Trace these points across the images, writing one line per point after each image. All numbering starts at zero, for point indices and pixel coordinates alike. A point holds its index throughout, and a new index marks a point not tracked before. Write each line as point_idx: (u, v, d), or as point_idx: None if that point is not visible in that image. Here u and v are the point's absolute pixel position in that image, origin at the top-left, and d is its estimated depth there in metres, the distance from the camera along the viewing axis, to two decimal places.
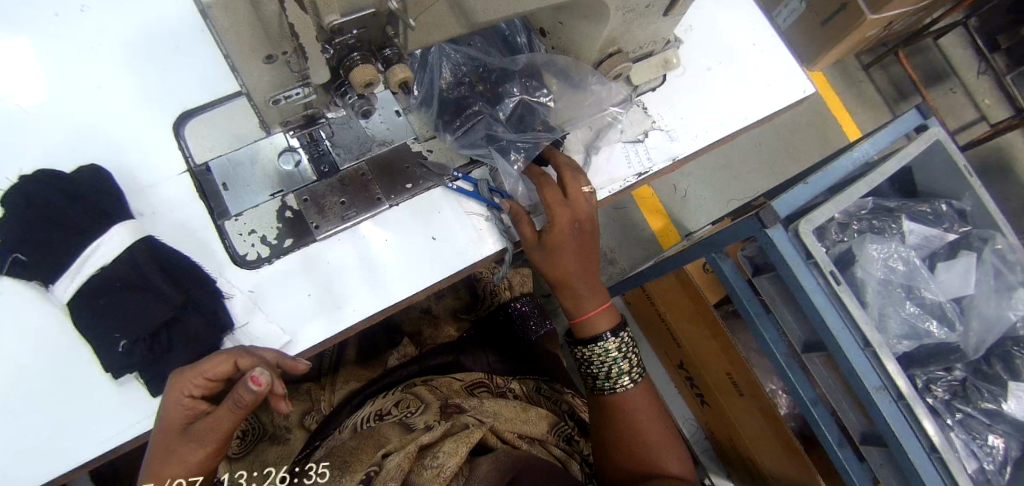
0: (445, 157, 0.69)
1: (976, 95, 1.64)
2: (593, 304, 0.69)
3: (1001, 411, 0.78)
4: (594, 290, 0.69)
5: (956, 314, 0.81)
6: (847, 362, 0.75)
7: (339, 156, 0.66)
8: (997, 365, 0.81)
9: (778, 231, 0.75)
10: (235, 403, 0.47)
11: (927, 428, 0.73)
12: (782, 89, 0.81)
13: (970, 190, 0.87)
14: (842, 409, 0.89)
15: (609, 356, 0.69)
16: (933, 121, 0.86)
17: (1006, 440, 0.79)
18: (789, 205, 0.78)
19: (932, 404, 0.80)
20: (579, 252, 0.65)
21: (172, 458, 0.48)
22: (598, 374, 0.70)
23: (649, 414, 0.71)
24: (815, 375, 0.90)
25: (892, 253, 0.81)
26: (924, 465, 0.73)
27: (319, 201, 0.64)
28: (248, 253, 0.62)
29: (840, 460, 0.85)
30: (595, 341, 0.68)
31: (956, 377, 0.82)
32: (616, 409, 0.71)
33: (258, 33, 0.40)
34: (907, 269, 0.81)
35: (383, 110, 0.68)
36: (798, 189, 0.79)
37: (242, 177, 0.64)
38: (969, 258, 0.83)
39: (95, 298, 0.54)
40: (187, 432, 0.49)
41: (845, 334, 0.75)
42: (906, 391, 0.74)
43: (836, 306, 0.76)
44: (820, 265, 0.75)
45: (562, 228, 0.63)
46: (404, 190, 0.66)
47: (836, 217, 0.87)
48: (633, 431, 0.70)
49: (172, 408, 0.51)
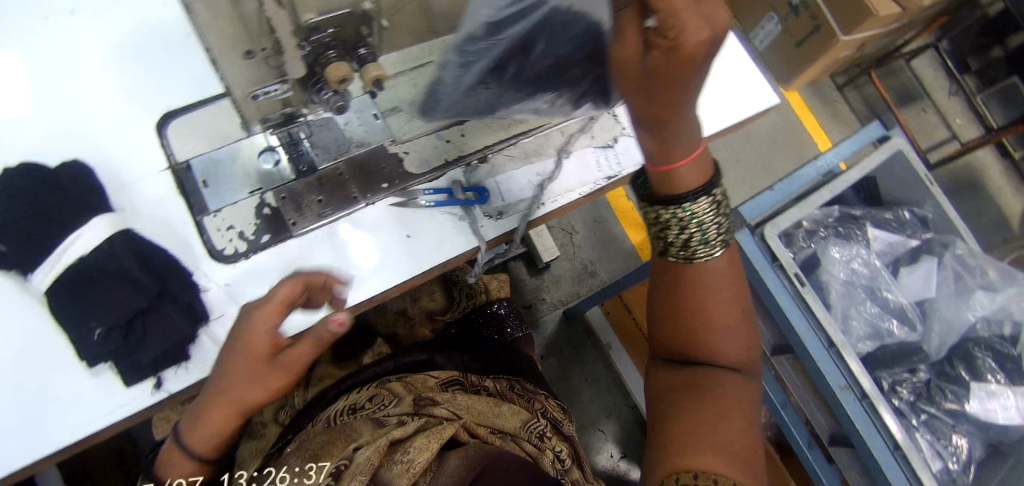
0: (422, 159, 0.70)
1: (948, 114, 1.70)
2: (684, 145, 0.51)
3: (965, 411, 0.80)
4: (687, 129, 0.50)
5: (916, 315, 0.84)
6: (813, 365, 0.77)
7: (317, 156, 0.66)
8: (960, 368, 0.83)
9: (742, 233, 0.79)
10: (318, 340, 0.51)
11: (892, 428, 0.75)
12: (748, 99, 0.85)
13: (931, 198, 0.91)
14: (810, 411, 0.90)
15: (693, 220, 0.53)
16: (895, 131, 0.90)
17: (970, 440, 0.81)
18: (754, 212, 0.82)
19: (898, 406, 0.82)
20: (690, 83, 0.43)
21: (258, 384, 0.51)
22: (670, 242, 0.56)
23: (727, 289, 0.58)
24: (784, 378, 0.92)
25: (854, 256, 0.84)
26: (888, 463, 0.75)
27: (297, 199, 0.65)
28: (225, 248, 0.63)
29: (809, 460, 0.84)
30: (678, 202, 0.53)
31: (921, 379, 0.84)
32: (682, 278, 0.57)
33: (239, 30, 0.44)
34: (870, 272, 0.84)
35: (361, 113, 0.68)
36: (763, 196, 0.83)
37: (222, 174, 0.65)
38: (930, 264, 0.87)
39: (70, 286, 0.56)
40: (274, 362, 0.51)
41: (810, 335, 0.77)
42: (870, 390, 0.75)
43: (801, 308, 0.78)
44: (785, 267, 0.78)
45: (690, 55, 0.38)
46: (382, 190, 0.67)
47: (802, 224, 0.89)
48: (703, 306, 0.57)
49: (256, 340, 0.50)
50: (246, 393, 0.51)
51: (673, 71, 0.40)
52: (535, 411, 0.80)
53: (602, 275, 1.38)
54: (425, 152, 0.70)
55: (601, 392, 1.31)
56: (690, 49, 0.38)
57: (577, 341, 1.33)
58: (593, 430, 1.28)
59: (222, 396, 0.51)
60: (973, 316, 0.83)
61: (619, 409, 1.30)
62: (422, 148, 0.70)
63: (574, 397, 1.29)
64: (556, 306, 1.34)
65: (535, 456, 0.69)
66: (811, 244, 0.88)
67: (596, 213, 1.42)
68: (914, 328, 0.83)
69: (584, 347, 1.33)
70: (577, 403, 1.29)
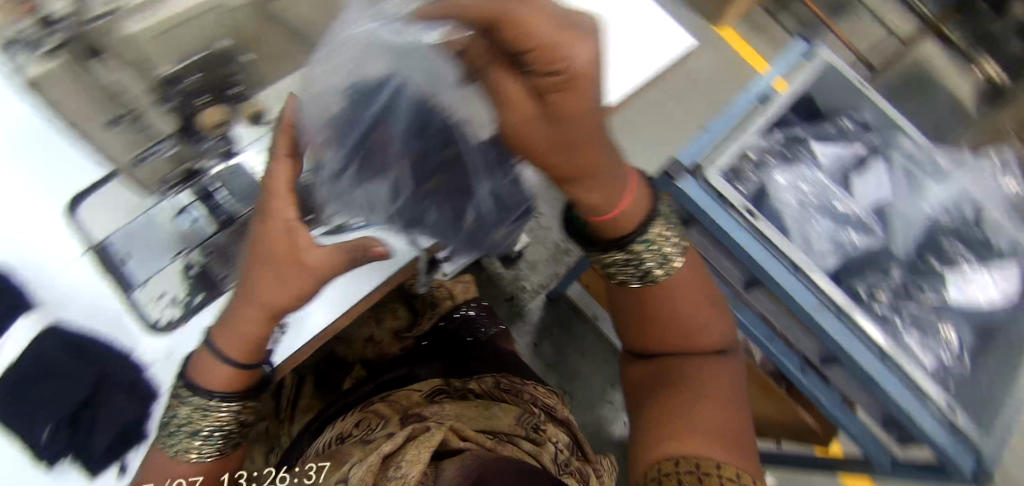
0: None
1: (881, 15, 1.69)
2: (611, 178, 0.50)
3: (944, 302, 0.80)
4: (612, 164, 0.49)
5: (872, 221, 0.85)
6: (785, 292, 0.76)
7: (234, 204, 0.65)
8: (930, 261, 0.83)
9: (676, 181, 0.77)
10: (344, 251, 0.53)
11: (876, 335, 0.74)
12: (659, 46, 0.84)
13: (867, 102, 0.89)
14: (796, 335, 0.88)
15: (644, 255, 0.57)
16: (820, 45, 0.87)
17: (958, 329, 0.79)
18: (695, 156, 0.80)
19: (880, 313, 0.78)
20: (595, 117, 0.41)
21: (279, 287, 0.52)
22: (627, 274, 0.60)
23: (696, 293, 0.63)
24: (764, 309, 0.90)
25: (799, 177, 0.86)
26: (883, 374, 0.72)
27: (224, 251, 0.64)
28: (159, 318, 0.60)
29: (804, 384, 0.86)
30: (626, 241, 0.56)
31: (897, 281, 0.82)
32: (648, 299, 0.62)
33: (94, 102, 0.42)
34: (817, 189, 0.86)
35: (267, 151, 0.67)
36: (699, 139, 0.81)
37: (143, 245, 0.62)
38: (876, 167, 0.88)
39: (13, 393, 0.56)
40: (294, 262, 0.51)
41: (771, 263, 0.76)
42: (843, 303, 0.74)
43: (755, 237, 0.77)
44: (732, 203, 0.77)
45: (586, 85, 0.36)
46: (310, 223, 0.61)
47: (750, 156, 0.84)
48: (673, 316, 0.62)
49: (273, 226, 0.51)
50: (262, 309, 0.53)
51: (575, 104, 0.38)
52: (528, 405, 0.77)
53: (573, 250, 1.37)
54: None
55: (598, 363, 1.31)
56: (584, 79, 0.35)
57: (565, 319, 1.33)
58: (601, 403, 1.29)
59: (244, 305, 0.53)
60: (922, 205, 0.85)
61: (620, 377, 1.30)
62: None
63: (574, 376, 1.29)
64: (535, 292, 1.33)
65: (533, 452, 0.67)
66: (755, 173, 0.85)
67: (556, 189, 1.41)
68: (873, 228, 0.85)
69: (575, 323, 1.33)
70: (579, 381, 1.30)
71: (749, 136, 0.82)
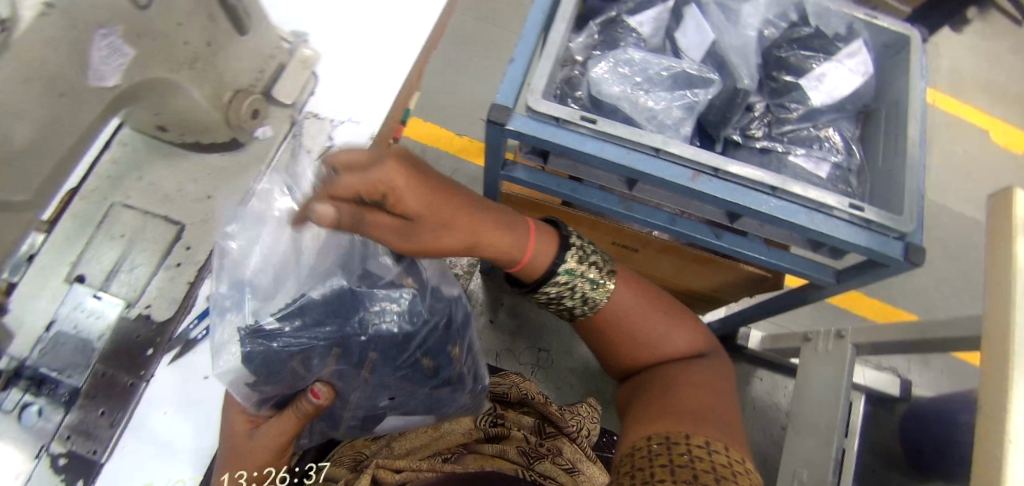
0: (200, 241, 0.58)
1: None
2: (523, 242, 0.62)
3: (903, 139, 0.74)
4: (513, 229, 0.61)
5: (809, 85, 0.76)
6: (759, 213, 0.71)
7: (127, 298, 0.56)
8: (879, 111, 0.80)
9: (543, 101, 0.70)
10: (294, 412, 0.54)
11: (853, 240, 0.69)
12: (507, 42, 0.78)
13: None
14: (785, 259, 0.83)
15: (570, 285, 0.64)
16: None
17: (920, 152, 0.72)
18: (547, 117, 0.71)
19: (870, 240, 0.70)
20: (459, 213, 0.55)
21: (236, 456, 0.52)
22: (571, 303, 0.65)
23: (651, 307, 0.68)
24: (743, 245, 0.84)
25: (728, 108, 0.78)
26: (850, 240, 0.70)
27: (129, 355, 0.54)
28: (64, 448, 0.51)
29: (803, 273, 0.83)
30: (548, 278, 0.63)
31: (828, 141, 0.79)
32: (599, 319, 0.67)
33: None
34: (759, 117, 0.80)
35: (153, 228, 0.59)
36: (600, 89, 0.72)
37: (62, 356, 0.53)
38: (802, 55, 0.79)
39: None
40: (251, 433, 0.53)
41: (730, 194, 0.70)
42: (824, 227, 0.70)
43: (689, 172, 0.71)
44: (660, 145, 0.70)
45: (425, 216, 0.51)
46: (151, 358, 0.54)
47: (658, 88, 0.74)
48: (632, 328, 0.67)
49: (232, 417, 0.54)
50: (263, 441, 0.53)
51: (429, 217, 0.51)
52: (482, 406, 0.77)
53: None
54: (193, 209, 0.60)
55: (564, 341, 1.35)
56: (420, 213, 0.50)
57: (523, 312, 1.37)
58: (588, 381, 1.33)
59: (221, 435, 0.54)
60: (864, 82, 0.77)
61: None
62: (183, 206, 0.60)
63: (554, 363, 1.33)
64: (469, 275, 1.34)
65: (497, 453, 0.65)
66: (679, 101, 0.74)
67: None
68: (832, 154, 0.78)
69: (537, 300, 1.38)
70: (557, 369, 1.33)
71: (662, 66, 0.74)
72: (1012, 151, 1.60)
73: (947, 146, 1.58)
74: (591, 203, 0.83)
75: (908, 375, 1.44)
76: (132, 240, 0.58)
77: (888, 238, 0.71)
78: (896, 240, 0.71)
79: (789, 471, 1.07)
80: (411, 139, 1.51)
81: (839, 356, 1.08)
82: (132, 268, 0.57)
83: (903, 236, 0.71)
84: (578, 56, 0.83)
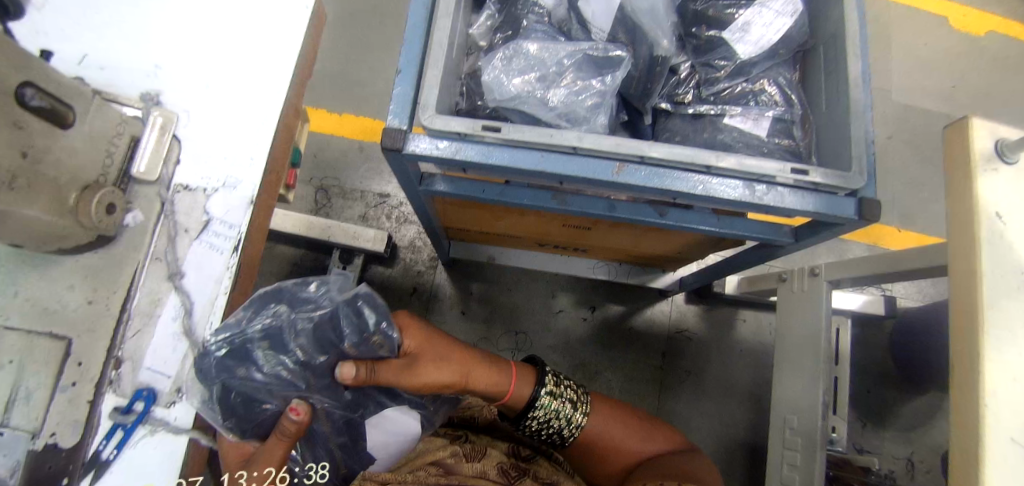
0: (90, 354, 0.54)
1: None
2: (503, 388, 0.78)
3: (841, 82, 0.67)
4: (503, 374, 0.79)
5: (733, 37, 0.69)
6: (694, 196, 0.65)
7: (28, 430, 0.52)
8: (816, 49, 0.73)
9: (439, 116, 0.62)
10: (281, 435, 0.57)
11: (797, 208, 0.64)
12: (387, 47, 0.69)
13: None
14: (733, 225, 0.79)
15: (550, 411, 0.77)
16: None
17: (864, 94, 0.65)
18: (445, 132, 0.63)
19: (817, 204, 0.64)
20: (441, 353, 0.73)
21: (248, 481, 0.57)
22: (556, 428, 0.78)
23: (620, 424, 0.84)
24: (689, 218, 0.79)
25: (649, 78, 0.71)
26: (793, 209, 0.64)
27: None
28: None
29: (753, 236, 0.79)
30: (532, 407, 0.76)
31: (765, 93, 0.71)
32: (598, 454, 0.82)
33: None
34: (684, 79, 0.73)
35: (32, 349, 0.53)
36: (501, 90, 0.64)
37: None
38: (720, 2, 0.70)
39: None
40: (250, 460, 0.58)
41: (659, 181, 0.64)
42: (767, 199, 0.64)
43: (612, 166, 0.64)
44: (574, 145, 0.62)
45: (418, 365, 0.68)
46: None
47: (566, 74, 0.67)
48: (619, 449, 0.82)
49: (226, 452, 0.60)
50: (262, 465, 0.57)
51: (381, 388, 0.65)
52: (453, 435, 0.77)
53: (407, 237, 1.39)
54: (76, 320, 0.55)
55: (540, 320, 1.36)
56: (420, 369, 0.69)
57: (496, 298, 1.37)
58: (572, 353, 1.34)
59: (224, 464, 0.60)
60: (793, 23, 0.70)
61: (572, 318, 1.37)
62: (64, 318, 0.54)
63: (536, 343, 1.34)
64: (431, 270, 1.38)
65: (475, 475, 0.68)
66: (591, 86, 0.67)
67: (343, 182, 1.41)
68: (770, 108, 0.71)
69: (507, 285, 1.38)
70: (536, 351, 1.34)
71: (566, 51, 0.67)
72: (974, 34, 1.51)
73: (909, 41, 1.48)
74: (522, 203, 0.78)
75: (892, 289, 1.42)
76: (15, 367, 0.53)
77: (837, 196, 0.65)
78: (845, 197, 0.65)
79: (780, 417, 1.08)
80: (347, 138, 1.43)
81: (813, 296, 1.05)
82: (26, 397, 0.52)
83: (853, 192, 0.65)
84: (481, 42, 0.76)
